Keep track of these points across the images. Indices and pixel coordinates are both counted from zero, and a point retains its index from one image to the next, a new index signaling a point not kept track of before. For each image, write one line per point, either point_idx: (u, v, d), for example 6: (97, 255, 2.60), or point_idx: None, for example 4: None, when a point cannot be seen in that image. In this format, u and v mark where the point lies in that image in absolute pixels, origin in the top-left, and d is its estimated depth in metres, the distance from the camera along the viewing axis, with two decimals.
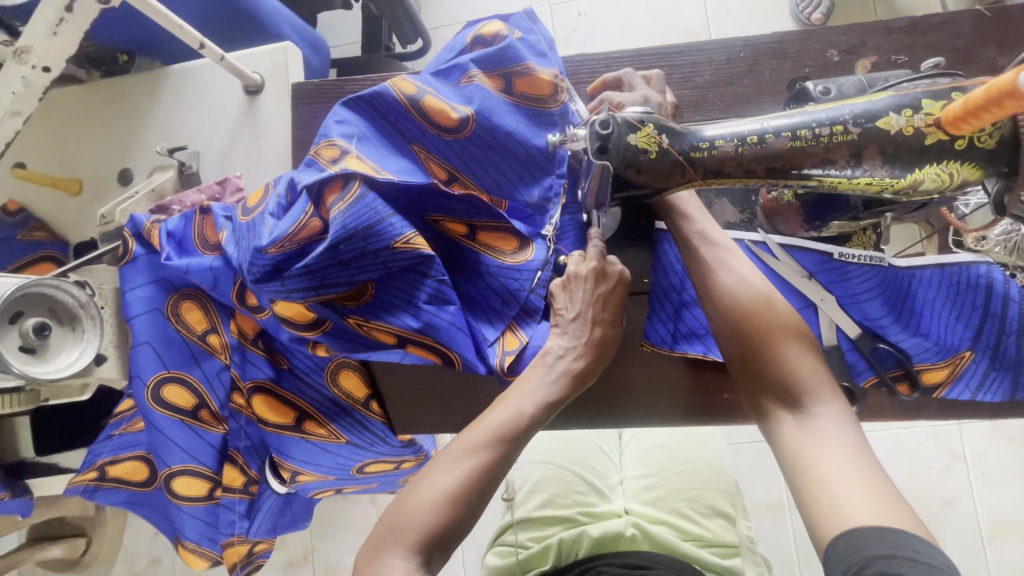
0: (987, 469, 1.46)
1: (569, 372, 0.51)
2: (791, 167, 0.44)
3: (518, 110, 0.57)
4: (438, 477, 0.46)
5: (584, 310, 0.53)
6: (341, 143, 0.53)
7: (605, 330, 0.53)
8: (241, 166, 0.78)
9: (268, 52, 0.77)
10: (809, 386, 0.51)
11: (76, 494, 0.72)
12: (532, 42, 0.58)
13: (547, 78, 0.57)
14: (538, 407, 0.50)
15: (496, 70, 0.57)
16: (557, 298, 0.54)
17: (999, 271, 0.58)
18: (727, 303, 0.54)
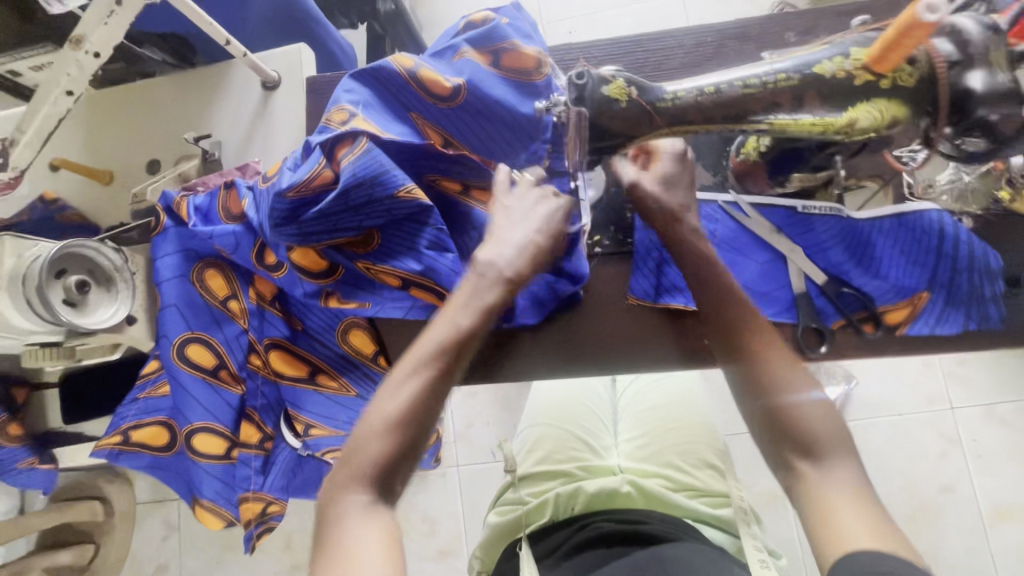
0: (983, 453, 1.48)
1: (496, 281, 0.55)
2: (745, 112, 0.51)
3: (504, 82, 0.63)
4: (385, 404, 0.51)
5: (520, 221, 0.57)
6: (350, 108, 0.61)
7: (543, 241, 0.57)
8: (258, 154, 0.85)
9: (284, 52, 0.86)
10: (829, 435, 0.55)
11: (102, 457, 0.76)
12: (518, 24, 0.65)
13: (532, 54, 0.64)
14: (472, 320, 0.54)
15: (485, 48, 0.64)
16: (495, 213, 0.59)
17: (948, 218, 0.64)
18: (761, 371, 0.59)
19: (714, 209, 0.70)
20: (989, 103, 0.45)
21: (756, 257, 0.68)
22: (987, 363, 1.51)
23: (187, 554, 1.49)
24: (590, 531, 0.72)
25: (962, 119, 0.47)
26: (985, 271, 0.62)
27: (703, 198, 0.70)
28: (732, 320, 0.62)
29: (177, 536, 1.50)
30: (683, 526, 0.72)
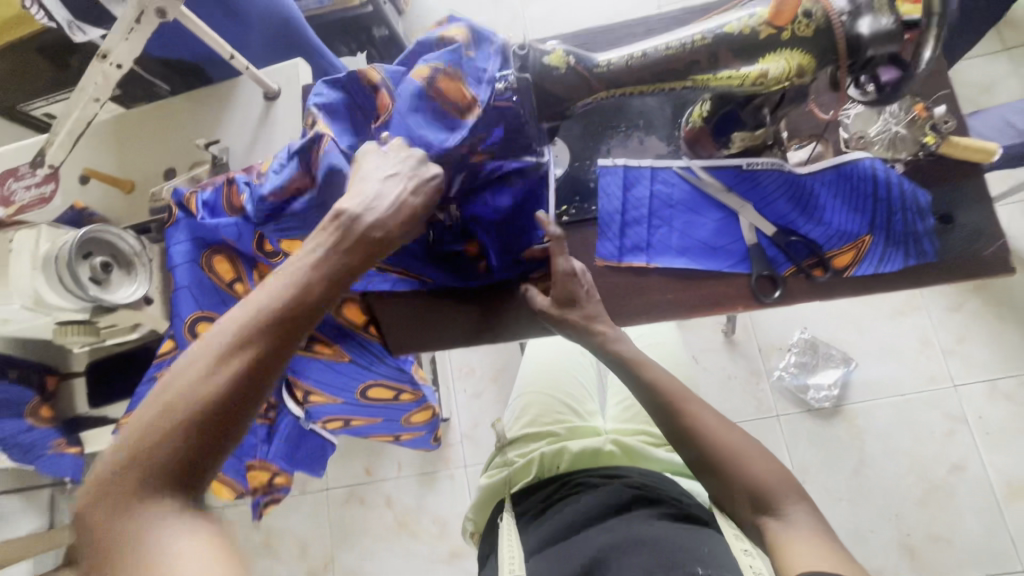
0: (991, 431, 1.39)
1: (360, 237, 0.54)
2: (671, 71, 0.58)
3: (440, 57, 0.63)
4: (201, 367, 0.46)
5: (396, 180, 0.58)
6: (316, 114, 0.68)
7: (417, 204, 0.58)
8: (262, 156, 0.94)
9: (284, 68, 0.96)
10: (779, 490, 0.61)
11: (122, 434, 0.79)
12: (479, 24, 0.68)
13: (478, 52, 0.67)
14: (319, 278, 0.52)
15: (424, 69, 0.64)
16: (369, 171, 0.58)
17: (879, 163, 0.69)
18: (710, 443, 0.64)
19: (671, 174, 0.76)
20: (875, 44, 0.53)
21: (710, 216, 0.74)
22: (986, 339, 1.45)
23: None
24: (574, 487, 0.75)
25: (857, 57, 0.54)
26: (917, 210, 0.68)
27: (659, 165, 0.76)
28: (669, 395, 0.67)
29: None
30: (663, 480, 0.76)
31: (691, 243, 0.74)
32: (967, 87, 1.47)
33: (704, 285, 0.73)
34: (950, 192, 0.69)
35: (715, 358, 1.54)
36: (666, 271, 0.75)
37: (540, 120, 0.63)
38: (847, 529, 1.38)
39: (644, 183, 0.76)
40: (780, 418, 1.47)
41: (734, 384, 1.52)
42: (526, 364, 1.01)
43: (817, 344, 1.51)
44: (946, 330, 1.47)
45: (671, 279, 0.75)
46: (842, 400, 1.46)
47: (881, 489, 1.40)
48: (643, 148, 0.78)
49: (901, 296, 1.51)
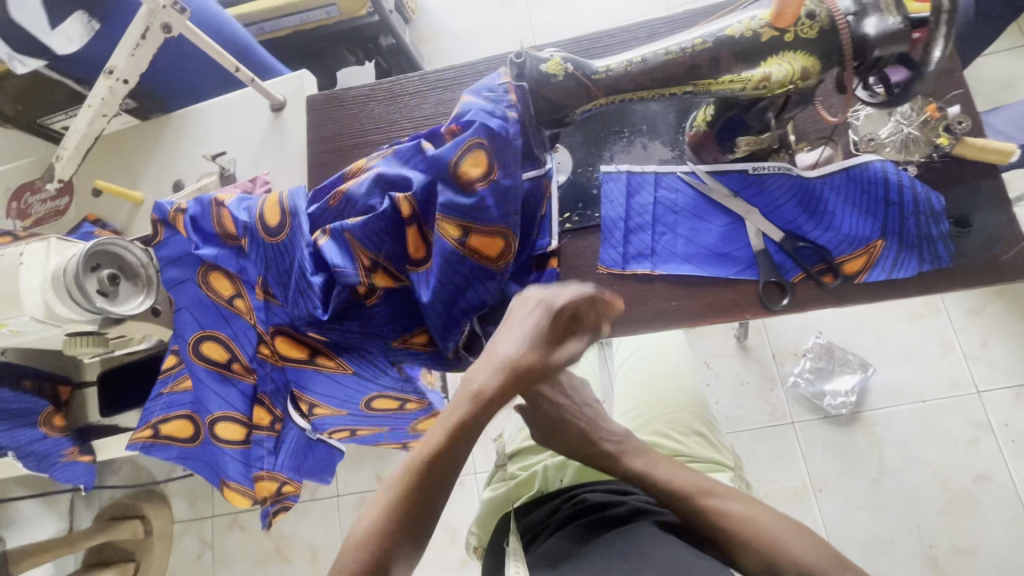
0: (1017, 439, 1.34)
1: (502, 373, 0.52)
2: (670, 76, 0.58)
3: (467, 207, 0.62)
4: (374, 509, 0.47)
5: (532, 312, 0.55)
6: (336, 231, 0.69)
7: (546, 327, 0.54)
8: (268, 166, 0.95)
9: (289, 79, 0.96)
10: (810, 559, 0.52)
11: (135, 450, 0.78)
12: (494, 133, 0.61)
13: (501, 175, 0.62)
14: (475, 409, 0.51)
15: (456, 218, 0.62)
16: (513, 312, 0.55)
17: (891, 166, 0.67)
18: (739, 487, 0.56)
19: (674, 179, 0.74)
20: (881, 45, 0.52)
21: (716, 221, 0.72)
22: (1010, 343, 1.40)
23: (219, 569, 1.54)
24: (578, 504, 0.73)
25: (864, 58, 0.53)
26: (930, 214, 0.66)
27: (662, 171, 0.75)
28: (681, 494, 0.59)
29: (210, 555, 1.56)
30: None
31: (695, 249, 0.72)
32: (987, 82, 1.43)
33: (709, 292, 0.72)
34: (965, 194, 0.67)
35: (728, 364, 1.51)
36: (671, 279, 0.73)
37: (537, 121, 0.63)
38: (868, 540, 1.34)
39: (647, 189, 0.75)
40: (796, 425, 1.44)
41: (748, 391, 1.48)
42: None
43: (833, 349, 1.47)
44: (969, 334, 1.42)
45: (674, 286, 0.73)
46: (860, 407, 1.42)
47: (902, 498, 1.35)
48: (647, 153, 0.77)
49: (921, 298, 1.46)
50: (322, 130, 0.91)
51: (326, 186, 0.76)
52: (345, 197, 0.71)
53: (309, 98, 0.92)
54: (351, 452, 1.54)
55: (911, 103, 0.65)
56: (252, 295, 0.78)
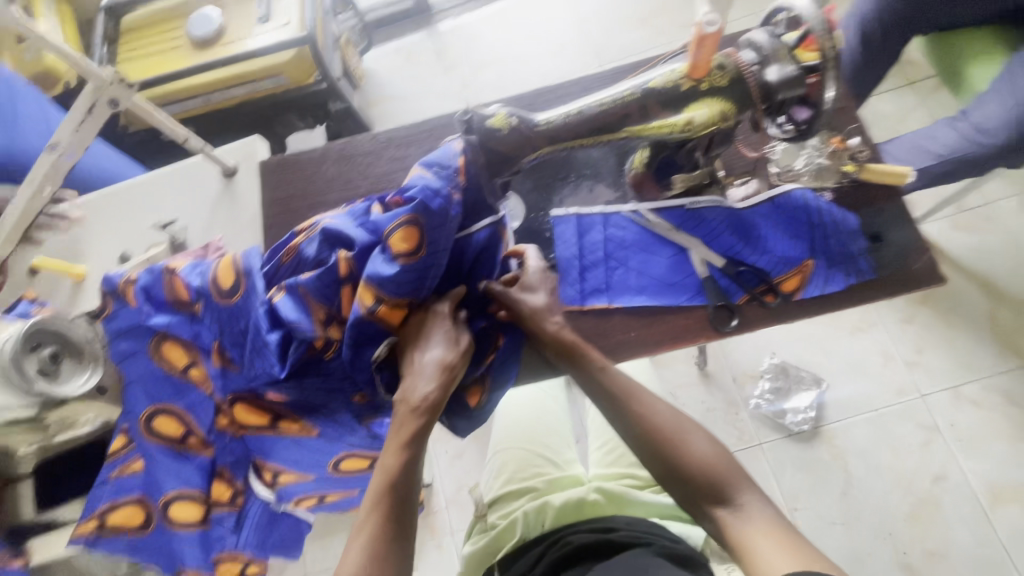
0: (964, 438, 1.42)
1: (413, 410, 0.62)
2: (606, 125, 0.63)
3: (386, 276, 0.62)
4: (345, 563, 0.57)
5: (426, 342, 0.65)
6: (287, 287, 0.69)
7: (444, 352, 0.64)
8: (221, 231, 0.94)
9: (240, 146, 0.98)
10: (730, 477, 0.61)
11: (75, 547, 0.69)
12: (432, 211, 0.62)
13: (426, 254, 0.63)
14: (399, 456, 0.61)
15: (375, 285, 0.62)
16: (412, 353, 0.65)
17: (809, 193, 0.75)
18: (695, 466, 0.61)
19: (621, 218, 0.79)
20: (783, 89, 0.59)
21: (663, 252, 0.77)
22: (943, 348, 1.50)
23: None
24: (563, 546, 0.72)
25: (771, 100, 0.60)
26: (847, 232, 0.73)
27: (609, 211, 0.80)
28: (623, 394, 0.65)
29: None
30: (651, 526, 0.73)
31: (648, 281, 0.77)
32: (884, 118, 1.61)
33: (665, 320, 0.75)
34: (877, 213, 0.75)
35: (693, 393, 1.55)
36: (627, 311, 0.77)
37: (488, 169, 0.67)
38: (847, 554, 1.37)
39: (597, 229, 0.79)
40: (764, 446, 1.47)
41: (715, 416, 1.52)
42: (500, 415, 1.00)
43: (787, 368, 1.53)
44: (904, 342, 1.52)
45: (632, 317, 0.76)
46: (819, 421, 1.48)
47: (870, 508, 1.40)
48: (594, 195, 0.82)
49: (858, 313, 1.56)
50: (276, 193, 0.92)
51: (281, 243, 0.75)
52: (298, 254, 0.72)
53: (264, 162, 0.94)
54: (319, 525, 1.45)
55: (817, 138, 0.73)
56: (207, 362, 0.75)
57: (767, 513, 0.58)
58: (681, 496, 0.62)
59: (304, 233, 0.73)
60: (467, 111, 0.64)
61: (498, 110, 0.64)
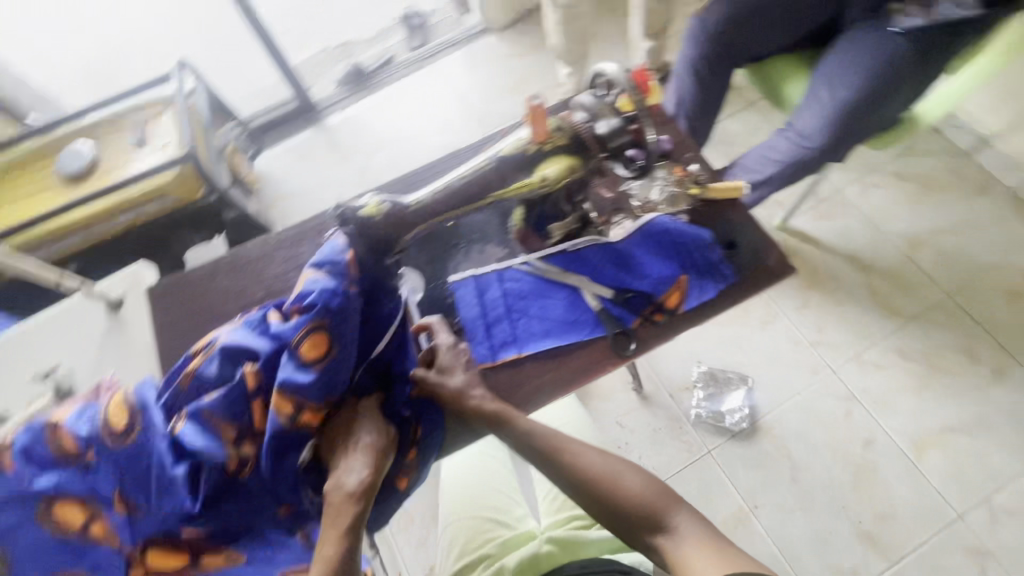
0: (877, 399, 1.53)
1: (350, 497, 0.61)
2: (472, 195, 0.70)
3: (302, 384, 0.63)
4: None
5: (356, 429, 0.67)
6: (191, 415, 0.67)
7: (375, 435, 0.67)
8: (113, 367, 0.90)
9: (125, 277, 0.96)
10: (662, 504, 0.62)
11: None
12: (336, 313, 0.64)
13: (339, 352, 0.65)
14: (338, 547, 0.58)
15: (288, 396, 0.63)
16: (342, 444, 0.66)
17: (666, 217, 0.83)
18: (627, 499, 0.63)
19: (514, 270, 0.84)
20: (613, 137, 0.68)
21: (558, 294, 0.82)
22: (842, 324, 1.62)
23: None
24: None
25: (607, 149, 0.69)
26: (705, 244, 0.82)
27: (501, 266, 0.85)
28: (549, 444, 0.67)
29: None
30: (604, 561, 0.73)
31: (550, 324, 0.81)
32: (736, 137, 1.84)
33: (573, 357, 0.80)
34: (727, 224, 0.85)
35: (638, 417, 1.59)
36: (538, 356, 0.80)
37: (374, 252, 0.70)
38: (811, 537, 1.42)
39: (495, 286, 0.84)
40: (712, 452, 1.53)
41: (662, 435, 1.57)
42: (445, 485, 0.99)
43: (715, 373, 1.61)
44: (807, 325, 1.63)
45: (542, 361, 0.80)
46: (754, 416, 1.56)
47: (819, 487, 1.47)
48: (485, 255, 0.86)
49: (762, 307, 1.68)
50: (167, 315, 0.89)
51: (176, 368, 0.73)
52: (196, 376, 0.70)
53: (150, 287, 0.91)
54: None
55: (662, 170, 0.83)
56: (114, 515, 0.65)
57: (700, 528, 0.60)
58: (623, 532, 0.63)
59: (200, 354, 0.72)
60: (343, 206, 0.69)
61: (371, 200, 0.70)
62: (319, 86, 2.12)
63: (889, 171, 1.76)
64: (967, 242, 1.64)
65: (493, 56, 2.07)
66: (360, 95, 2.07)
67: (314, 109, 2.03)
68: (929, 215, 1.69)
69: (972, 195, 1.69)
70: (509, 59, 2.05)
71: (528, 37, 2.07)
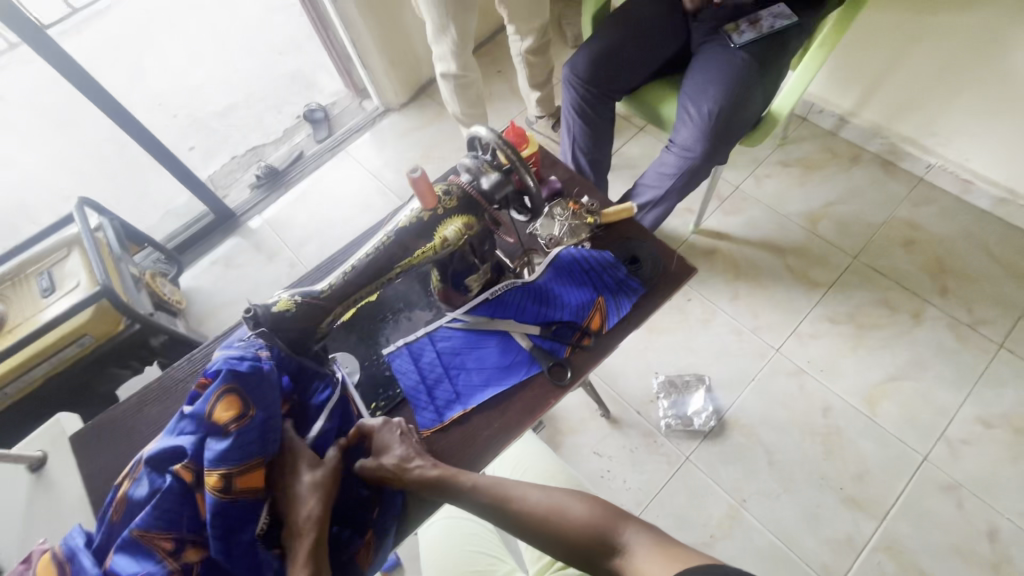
0: (823, 366, 1.61)
1: (308, 530, 0.64)
2: (380, 271, 0.74)
3: (224, 451, 0.62)
4: None
5: (298, 468, 0.68)
6: (120, 542, 0.61)
7: (315, 472, 0.68)
8: (44, 532, 0.84)
9: (44, 431, 0.91)
10: (609, 523, 0.65)
11: None
12: (245, 375, 0.66)
13: (258, 410, 0.65)
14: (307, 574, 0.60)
15: (221, 470, 0.62)
16: (286, 484, 0.67)
17: (571, 247, 0.90)
18: (577, 528, 0.65)
19: (443, 330, 0.87)
20: (497, 192, 0.74)
21: (489, 342, 0.85)
22: (770, 305, 1.71)
23: None
24: None
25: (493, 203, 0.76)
26: (611, 265, 0.88)
27: (431, 328, 0.87)
28: (496, 495, 0.70)
29: None
30: None
31: (487, 372, 0.83)
32: (636, 160, 1.99)
33: (516, 399, 0.82)
34: (627, 243, 0.92)
35: (612, 442, 1.60)
36: (484, 408, 0.82)
37: (292, 343, 0.73)
38: (801, 516, 1.44)
39: (428, 349, 0.85)
40: (690, 457, 1.54)
41: (640, 453, 1.57)
42: (426, 559, 0.96)
43: (672, 379, 1.65)
44: (742, 314, 1.72)
45: (487, 411, 0.82)
46: (718, 412, 1.60)
47: (796, 464, 1.50)
48: (413, 322, 0.89)
49: (698, 307, 1.75)
50: (95, 461, 0.84)
51: (105, 504, 0.68)
52: (127, 502, 0.65)
53: (72, 437, 0.86)
54: None
55: (557, 208, 0.91)
56: None
57: (647, 536, 0.62)
58: (581, 563, 0.65)
59: (128, 478, 0.67)
60: (253, 306, 0.68)
61: (281, 296, 0.71)
62: (232, 194, 2.12)
63: (774, 161, 1.94)
64: (855, 208, 1.81)
65: (398, 133, 2.16)
66: (274, 193, 2.09)
67: (234, 217, 2.03)
68: (815, 191, 1.86)
69: (848, 166, 1.88)
70: (414, 132, 2.15)
71: (428, 109, 2.19)
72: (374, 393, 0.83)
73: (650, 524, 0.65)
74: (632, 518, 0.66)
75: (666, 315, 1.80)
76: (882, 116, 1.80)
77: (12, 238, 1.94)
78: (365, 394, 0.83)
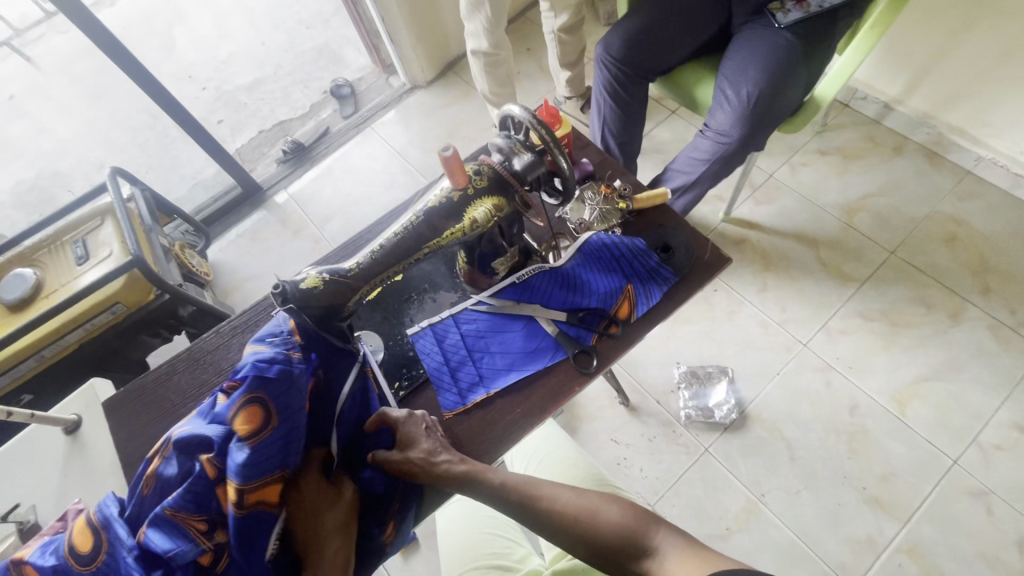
0: (851, 363, 1.56)
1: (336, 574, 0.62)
2: (408, 250, 0.73)
3: (246, 465, 0.61)
4: None
5: (319, 504, 0.66)
6: (152, 518, 0.62)
7: (339, 513, 0.66)
8: (80, 493, 0.87)
9: (79, 396, 0.94)
10: (641, 527, 0.64)
11: None
12: (272, 380, 0.65)
13: (280, 423, 0.64)
14: None
15: (243, 481, 0.61)
16: (309, 522, 0.64)
17: (601, 232, 0.87)
18: (607, 530, 0.65)
19: (468, 312, 0.86)
20: (529, 173, 0.71)
21: (515, 326, 0.84)
22: (799, 298, 1.66)
23: None
24: None
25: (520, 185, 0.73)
26: (642, 252, 0.85)
27: (455, 309, 0.86)
28: (527, 494, 0.69)
29: None
30: None
31: (512, 356, 0.82)
32: (666, 144, 1.93)
33: (539, 384, 0.81)
34: (658, 231, 0.89)
35: (631, 430, 1.59)
36: (506, 393, 0.81)
37: (321, 319, 0.73)
38: (820, 514, 1.41)
39: (452, 331, 0.84)
40: (709, 450, 1.52)
41: (658, 442, 1.56)
42: (444, 541, 0.97)
43: (694, 370, 1.63)
44: (770, 306, 1.67)
45: (509, 396, 0.81)
46: (740, 405, 1.57)
47: (818, 462, 1.47)
48: (438, 303, 0.88)
49: (725, 298, 1.71)
50: (126, 428, 0.87)
51: (137, 476, 0.69)
52: (157, 478, 0.66)
53: (105, 402, 0.89)
54: None
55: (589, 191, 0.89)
56: None
57: (680, 540, 0.62)
58: (608, 565, 0.64)
59: (158, 455, 0.68)
60: (281, 283, 0.68)
61: (309, 272, 0.71)
62: (260, 168, 2.13)
63: (812, 149, 1.86)
64: (895, 200, 1.73)
65: (424, 110, 2.14)
66: (300, 168, 2.09)
67: (260, 191, 2.05)
68: (854, 181, 1.78)
69: (891, 156, 1.79)
70: (440, 109, 2.12)
71: (455, 87, 2.16)
72: (397, 372, 0.84)
73: (681, 530, 0.64)
74: (664, 522, 0.65)
75: (691, 305, 1.76)
76: (932, 104, 1.70)
77: (50, 206, 1.99)
78: (389, 374, 0.84)
